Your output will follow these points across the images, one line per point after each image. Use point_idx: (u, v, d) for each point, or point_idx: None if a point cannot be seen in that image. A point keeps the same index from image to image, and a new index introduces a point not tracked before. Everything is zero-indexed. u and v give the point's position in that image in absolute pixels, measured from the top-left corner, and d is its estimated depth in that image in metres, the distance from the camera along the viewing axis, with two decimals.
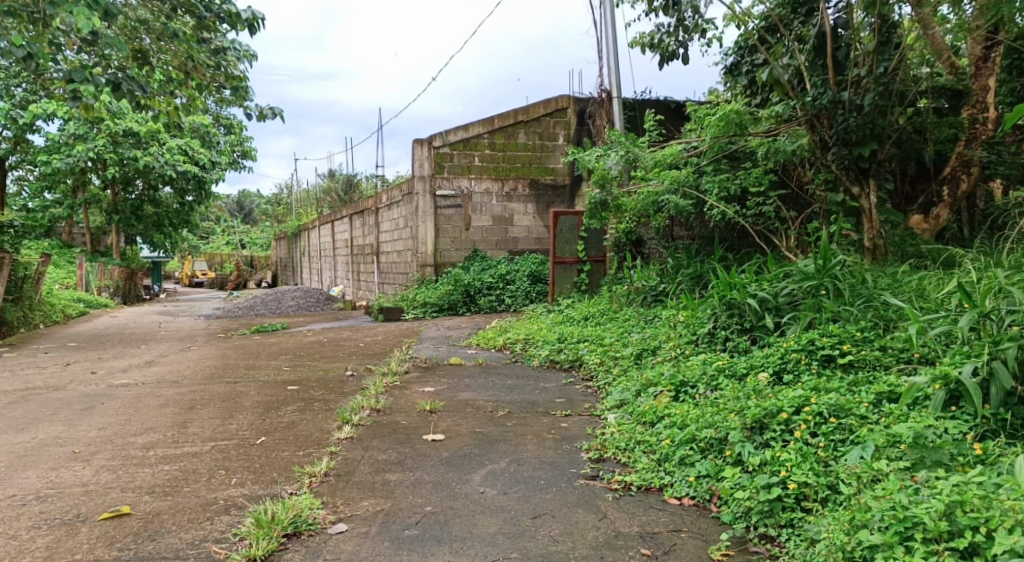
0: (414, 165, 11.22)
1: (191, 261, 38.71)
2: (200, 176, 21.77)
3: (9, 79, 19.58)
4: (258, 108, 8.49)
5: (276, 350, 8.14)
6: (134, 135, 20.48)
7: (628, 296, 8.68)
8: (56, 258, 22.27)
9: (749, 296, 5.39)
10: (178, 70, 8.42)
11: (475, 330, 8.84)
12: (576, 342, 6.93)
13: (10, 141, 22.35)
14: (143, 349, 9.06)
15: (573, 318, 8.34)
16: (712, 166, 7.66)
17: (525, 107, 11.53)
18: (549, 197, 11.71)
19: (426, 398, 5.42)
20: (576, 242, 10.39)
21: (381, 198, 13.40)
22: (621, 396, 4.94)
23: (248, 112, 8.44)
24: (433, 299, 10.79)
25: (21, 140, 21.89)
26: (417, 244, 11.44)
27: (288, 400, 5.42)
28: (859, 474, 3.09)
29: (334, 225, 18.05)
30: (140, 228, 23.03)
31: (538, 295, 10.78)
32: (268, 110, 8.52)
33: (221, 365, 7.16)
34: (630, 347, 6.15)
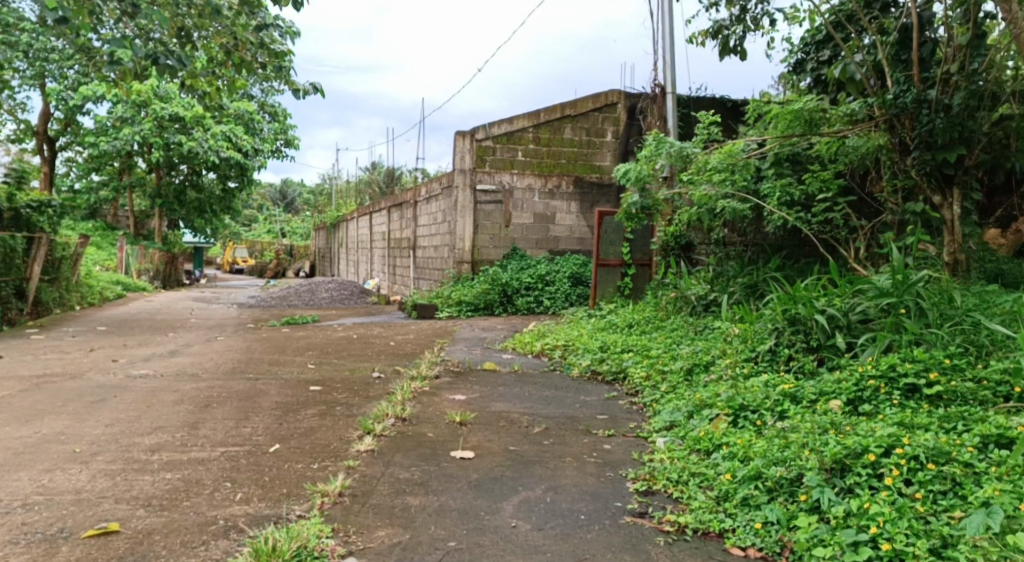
0: (455, 158, 10.92)
1: (232, 247, 38.93)
2: (244, 163, 21.68)
3: (62, 60, 19.75)
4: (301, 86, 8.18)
5: (304, 344, 7.81)
6: (180, 119, 20.47)
7: (675, 303, 8.21)
8: (99, 239, 22.44)
9: (817, 312, 4.99)
10: (219, 48, 8.15)
11: (512, 333, 8.42)
12: (619, 352, 6.47)
13: (61, 123, 22.61)
14: (170, 337, 8.80)
15: (616, 326, 7.87)
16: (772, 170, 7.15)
17: (574, 101, 11.07)
18: (593, 195, 11.19)
19: (457, 408, 5.01)
20: (621, 243, 9.90)
21: (421, 191, 13.09)
22: (672, 417, 4.55)
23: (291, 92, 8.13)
24: (468, 298, 10.40)
25: (71, 122, 22.10)
26: (455, 240, 11.08)
27: (309, 402, 5.06)
28: (983, 548, 2.61)
29: (372, 217, 17.82)
30: (182, 213, 23.07)
31: (579, 298, 10.33)
32: (310, 89, 8.20)
33: (246, 359, 6.84)
34: (678, 362, 5.69)
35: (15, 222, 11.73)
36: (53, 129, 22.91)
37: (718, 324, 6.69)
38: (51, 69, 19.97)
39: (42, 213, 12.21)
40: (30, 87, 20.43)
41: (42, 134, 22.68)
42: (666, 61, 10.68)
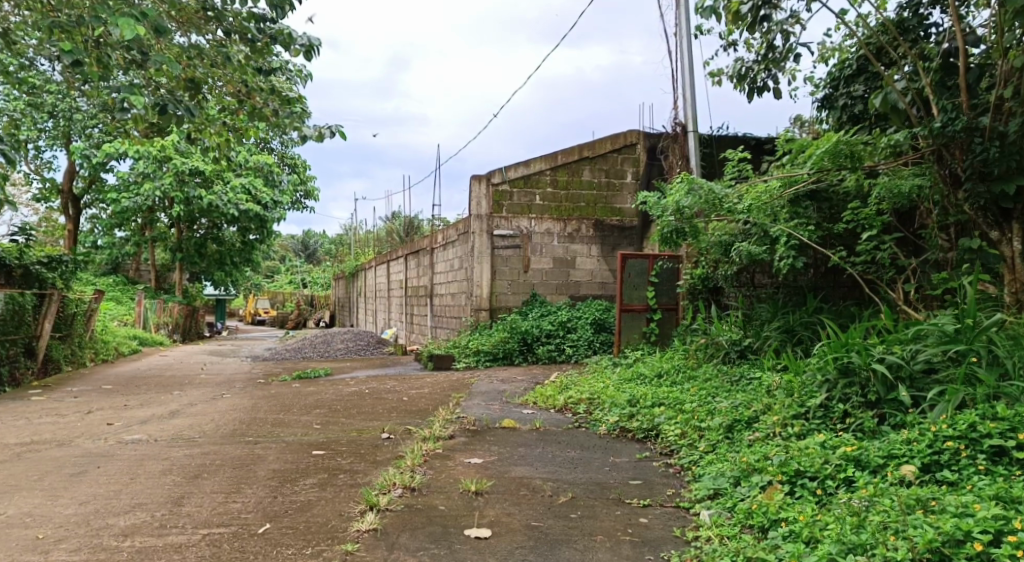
0: (471, 203, 10.54)
1: (254, 299, 38.79)
2: (262, 215, 21.49)
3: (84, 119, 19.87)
4: (316, 129, 7.89)
5: (312, 401, 7.34)
6: (200, 173, 20.41)
7: (706, 350, 7.70)
8: (119, 293, 22.31)
9: (874, 360, 4.52)
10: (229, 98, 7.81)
11: (533, 385, 7.90)
12: (649, 407, 5.94)
13: (84, 180, 22.80)
14: (175, 395, 8.37)
15: (644, 376, 7.34)
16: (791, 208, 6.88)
17: (591, 142, 10.71)
18: (614, 238, 10.80)
19: (472, 474, 4.50)
20: (646, 287, 9.39)
21: (437, 238, 12.71)
22: (716, 483, 4.03)
23: (305, 137, 7.80)
24: (486, 347, 9.90)
25: (93, 178, 22.19)
26: (472, 287, 10.64)
27: (308, 469, 4.59)
28: None
29: (390, 265, 17.44)
30: (201, 266, 22.86)
31: (602, 345, 9.83)
32: (327, 131, 7.90)
33: (248, 419, 6.38)
34: (718, 418, 5.14)
35: (24, 278, 11.42)
36: (78, 187, 23.10)
37: (757, 375, 6.17)
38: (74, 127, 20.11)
39: (52, 268, 11.94)
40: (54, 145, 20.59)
41: (65, 191, 22.75)
42: (686, 99, 10.34)
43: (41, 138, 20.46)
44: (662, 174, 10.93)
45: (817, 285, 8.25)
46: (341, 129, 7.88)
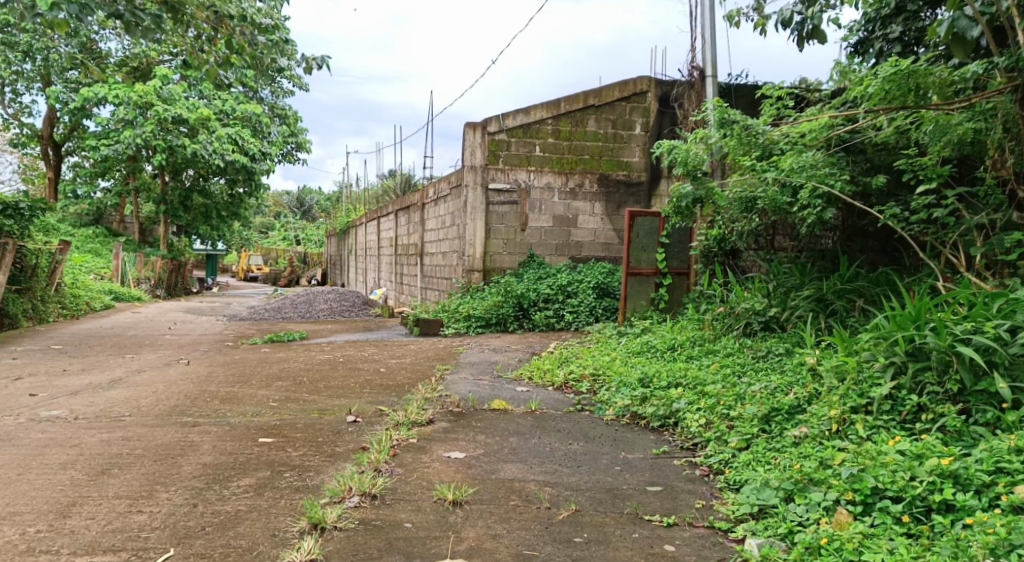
0: (465, 153, 9.54)
1: (246, 254, 37.73)
2: (250, 167, 20.22)
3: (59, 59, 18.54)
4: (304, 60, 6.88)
5: (277, 371, 6.43)
6: (184, 121, 19.04)
7: (724, 321, 6.88)
8: (98, 245, 21.28)
9: (959, 341, 3.63)
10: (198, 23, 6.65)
11: (529, 356, 7.02)
12: (664, 389, 5.02)
13: (65, 126, 21.66)
14: (128, 359, 7.46)
15: (655, 349, 6.43)
16: (825, 161, 6.03)
17: (598, 89, 9.68)
18: (620, 195, 9.84)
19: (450, 475, 3.60)
20: (655, 249, 8.47)
21: (428, 191, 11.72)
22: (761, 493, 3.15)
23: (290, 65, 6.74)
24: (478, 312, 8.96)
25: (72, 123, 21.02)
26: (464, 246, 9.68)
27: (247, 464, 3.69)
28: None
29: (380, 221, 16.44)
30: (185, 219, 21.80)
31: (605, 313, 8.88)
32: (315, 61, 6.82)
33: (196, 392, 5.47)
34: (754, 408, 4.20)
35: None
36: (57, 133, 21.96)
37: (791, 355, 5.27)
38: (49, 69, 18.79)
39: (9, 216, 10.91)
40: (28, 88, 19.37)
41: (43, 137, 21.59)
42: (706, 40, 9.27)
43: (16, 79, 19.22)
44: (674, 124, 9.93)
45: (844, 249, 7.29)
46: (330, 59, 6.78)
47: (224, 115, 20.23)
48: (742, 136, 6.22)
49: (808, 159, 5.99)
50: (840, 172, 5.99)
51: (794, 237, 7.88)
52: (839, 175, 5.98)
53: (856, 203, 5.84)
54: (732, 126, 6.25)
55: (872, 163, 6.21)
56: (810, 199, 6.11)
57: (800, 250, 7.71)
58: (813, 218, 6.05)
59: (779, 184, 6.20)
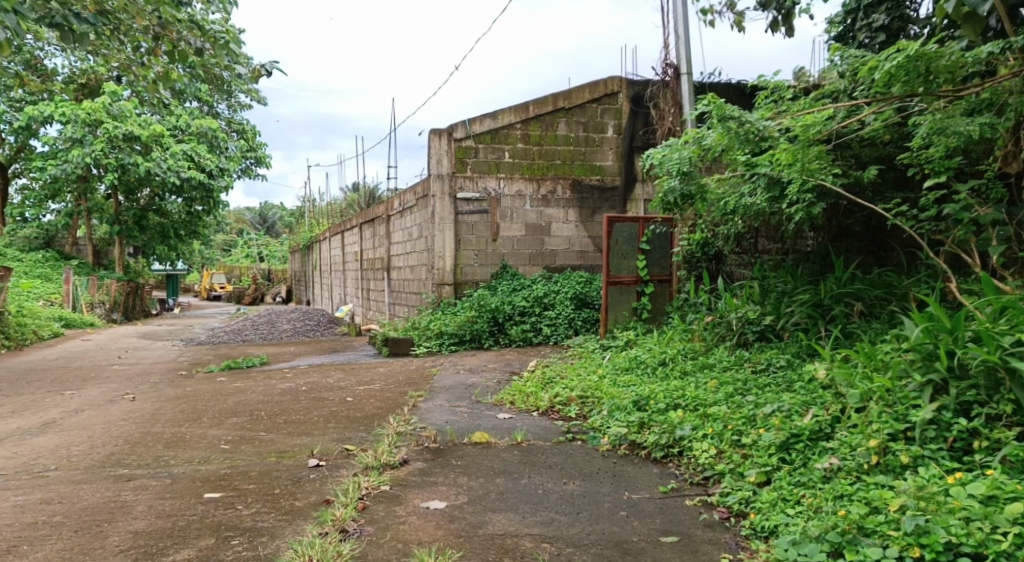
0: (431, 161, 9.01)
1: (208, 273, 36.64)
2: (207, 183, 19.40)
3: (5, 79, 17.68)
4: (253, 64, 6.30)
5: (232, 405, 5.82)
6: (136, 138, 18.16)
7: (716, 331, 6.42)
8: (49, 269, 20.30)
9: (1010, 356, 3.27)
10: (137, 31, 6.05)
11: (509, 377, 6.49)
12: (662, 412, 4.53)
13: (12, 147, 20.74)
14: (68, 397, 6.78)
15: (645, 364, 5.94)
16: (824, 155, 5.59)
17: (568, 91, 9.22)
18: (595, 201, 9.38)
19: (430, 533, 3.08)
20: (636, 255, 7.98)
21: (393, 203, 11.16)
22: (809, 543, 2.75)
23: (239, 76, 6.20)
24: (450, 329, 8.41)
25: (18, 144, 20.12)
26: (433, 259, 9.12)
27: (188, 531, 3.12)
28: None
29: (345, 235, 15.79)
30: (142, 240, 20.68)
31: (585, 324, 8.43)
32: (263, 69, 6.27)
33: (139, 435, 4.86)
34: (769, 432, 3.73)
35: None
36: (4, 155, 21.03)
37: (798, 372, 4.81)
38: None
39: None
40: None
41: None
42: (680, 36, 8.87)
43: None
44: (648, 124, 9.49)
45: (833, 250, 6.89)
46: (280, 64, 6.22)
47: (179, 131, 19.51)
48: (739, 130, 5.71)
49: (804, 152, 5.49)
50: (832, 166, 5.59)
51: (782, 240, 7.44)
52: (831, 168, 5.58)
53: (852, 197, 5.44)
54: (722, 122, 5.81)
55: (862, 157, 5.87)
56: (798, 194, 5.72)
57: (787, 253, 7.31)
58: (802, 214, 5.70)
59: (767, 179, 5.84)
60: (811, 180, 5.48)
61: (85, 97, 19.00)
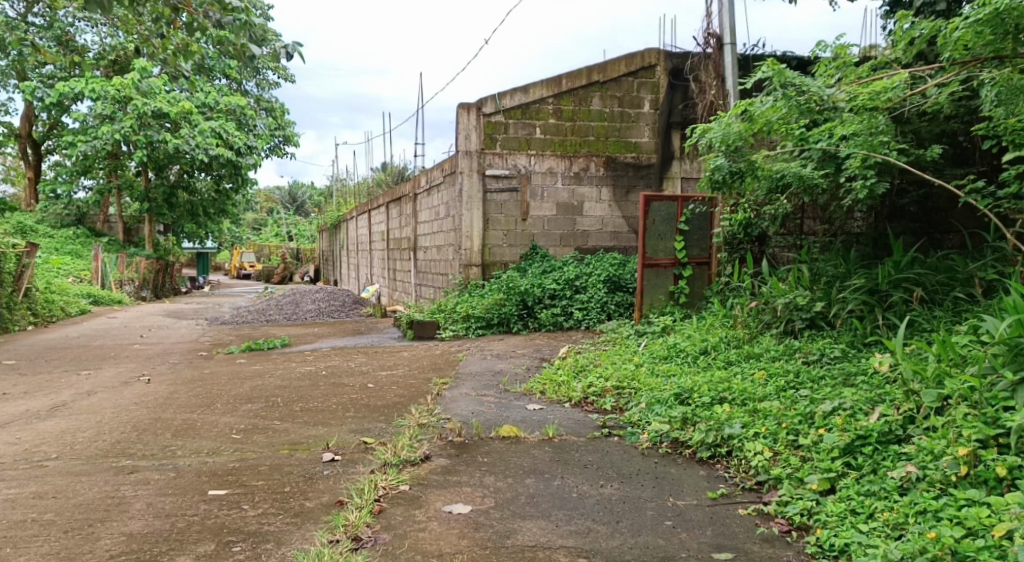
0: (458, 137, 8.66)
1: (239, 251, 36.73)
2: (235, 161, 19.03)
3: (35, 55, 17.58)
4: (274, 45, 5.87)
5: (249, 389, 5.56)
6: (165, 116, 18.00)
7: (760, 318, 6.01)
8: (79, 245, 20.33)
9: None
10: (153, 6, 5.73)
11: (539, 364, 6.14)
12: (706, 407, 4.16)
13: (45, 124, 20.81)
14: (85, 377, 6.58)
15: (685, 353, 5.56)
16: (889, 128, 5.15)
17: (603, 63, 8.80)
18: (629, 178, 8.95)
19: (452, 544, 2.76)
20: (673, 236, 7.56)
21: (420, 181, 10.84)
22: None
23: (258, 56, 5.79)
24: (478, 312, 8.08)
25: (52, 121, 20.18)
26: (460, 238, 8.78)
27: (187, 537, 2.84)
28: None
29: (371, 215, 15.52)
30: (171, 218, 20.61)
31: (618, 309, 8.04)
32: (282, 48, 5.82)
33: (149, 421, 4.61)
34: (832, 432, 3.34)
35: None
36: (38, 131, 21.12)
37: (856, 365, 4.40)
38: (28, 65, 17.87)
39: None
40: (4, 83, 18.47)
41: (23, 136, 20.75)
42: (724, 5, 8.37)
43: None
44: (686, 98, 9.03)
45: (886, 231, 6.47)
46: (302, 47, 5.76)
47: (207, 108, 19.13)
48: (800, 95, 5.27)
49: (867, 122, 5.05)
50: (894, 140, 5.19)
51: (829, 222, 6.99)
52: (892, 143, 5.17)
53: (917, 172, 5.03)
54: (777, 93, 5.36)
55: (921, 133, 5.44)
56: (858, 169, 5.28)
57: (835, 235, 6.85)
58: (863, 192, 5.23)
59: (821, 153, 5.45)
60: (874, 155, 4.99)
61: (115, 74, 18.88)
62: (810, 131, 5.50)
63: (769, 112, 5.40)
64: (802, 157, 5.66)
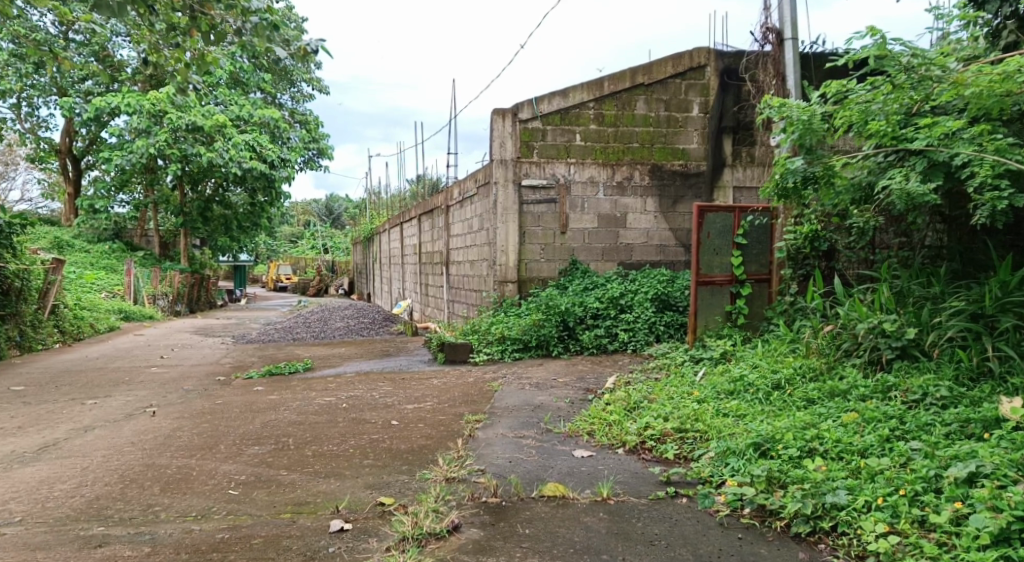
0: (493, 145, 8.04)
1: (276, 264, 36.42)
2: (269, 174, 18.57)
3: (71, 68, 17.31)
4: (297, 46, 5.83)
5: (259, 427, 4.93)
6: (200, 129, 17.59)
7: (837, 346, 5.25)
8: (113, 259, 20.06)
9: None
10: None
11: (584, 396, 5.43)
12: (794, 464, 3.43)
13: (84, 139, 20.66)
14: (90, 407, 6.03)
15: (755, 387, 4.80)
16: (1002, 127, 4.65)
17: (647, 64, 8.10)
18: (676, 188, 8.22)
19: None
20: (729, 251, 6.81)
21: (453, 192, 10.22)
22: None
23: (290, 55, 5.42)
24: (513, 334, 7.39)
25: (90, 136, 20.02)
26: (494, 254, 8.12)
27: None
28: None
29: (404, 228, 14.93)
30: (204, 231, 20.28)
31: (667, 331, 7.30)
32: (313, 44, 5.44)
33: (139, 469, 4.00)
34: (975, 511, 2.81)
35: None
36: (76, 146, 20.99)
37: (985, 411, 3.70)
38: (64, 79, 17.63)
39: None
40: (41, 98, 18.28)
41: (62, 151, 20.61)
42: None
43: (29, 92, 18.14)
44: (739, 101, 8.28)
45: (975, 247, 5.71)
46: (325, 44, 5.74)
47: (242, 121, 18.71)
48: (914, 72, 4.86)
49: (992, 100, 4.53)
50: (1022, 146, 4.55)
51: (905, 234, 6.22)
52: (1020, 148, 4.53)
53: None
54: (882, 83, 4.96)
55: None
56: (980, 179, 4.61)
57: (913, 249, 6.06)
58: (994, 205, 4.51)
59: (926, 163, 4.86)
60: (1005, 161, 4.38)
61: (151, 88, 18.60)
62: (911, 128, 4.96)
63: (867, 97, 5.00)
64: (899, 161, 5.12)
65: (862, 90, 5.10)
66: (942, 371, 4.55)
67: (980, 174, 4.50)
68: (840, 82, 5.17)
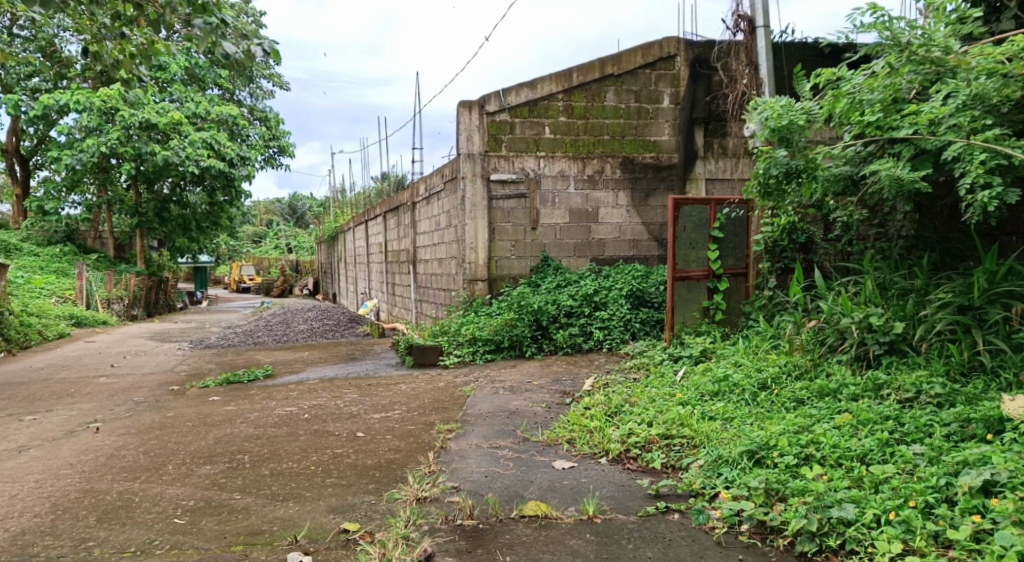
0: (459, 139, 7.72)
1: (239, 264, 35.58)
2: (228, 173, 17.97)
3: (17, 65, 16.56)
4: (245, 44, 5.59)
5: (212, 442, 4.57)
6: (154, 127, 16.94)
7: (822, 342, 5.03)
8: (66, 263, 19.32)
9: None
10: None
11: (561, 400, 5.15)
12: (792, 473, 3.16)
13: (32, 139, 19.87)
14: (29, 424, 5.61)
15: (740, 388, 4.55)
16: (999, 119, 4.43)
17: (616, 55, 7.84)
18: (648, 181, 7.99)
19: None
20: (706, 245, 6.58)
21: (418, 188, 9.88)
22: None
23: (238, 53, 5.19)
24: (485, 334, 7.09)
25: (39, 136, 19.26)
26: (463, 251, 7.81)
27: None
28: None
29: (368, 225, 14.51)
30: (162, 233, 19.64)
31: (643, 328, 7.06)
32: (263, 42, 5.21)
33: (75, 496, 3.64)
34: (997, 527, 2.61)
35: None
36: (25, 146, 20.19)
37: (990, 410, 3.48)
38: (10, 76, 16.89)
39: None
40: None
41: (9, 151, 19.82)
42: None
43: None
44: (710, 91, 8.06)
45: (958, 238, 5.53)
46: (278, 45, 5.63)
47: (199, 118, 18.07)
48: (908, 55, 4.62)
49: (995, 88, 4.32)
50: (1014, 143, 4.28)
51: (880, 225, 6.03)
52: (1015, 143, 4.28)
53: None
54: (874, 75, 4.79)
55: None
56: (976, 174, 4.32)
57: (889, 240, 5.94)
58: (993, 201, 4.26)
59: (914, 151, 4.73)
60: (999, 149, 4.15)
61: (102, 85, 17.91)
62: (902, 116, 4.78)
63: (859, 85, 4.83)
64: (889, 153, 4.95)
65: (855, 76, 4.93)
66: (935, 366, 4.34)
67: (970, 171, 4.29)
68: (832, 71, 4.99)
